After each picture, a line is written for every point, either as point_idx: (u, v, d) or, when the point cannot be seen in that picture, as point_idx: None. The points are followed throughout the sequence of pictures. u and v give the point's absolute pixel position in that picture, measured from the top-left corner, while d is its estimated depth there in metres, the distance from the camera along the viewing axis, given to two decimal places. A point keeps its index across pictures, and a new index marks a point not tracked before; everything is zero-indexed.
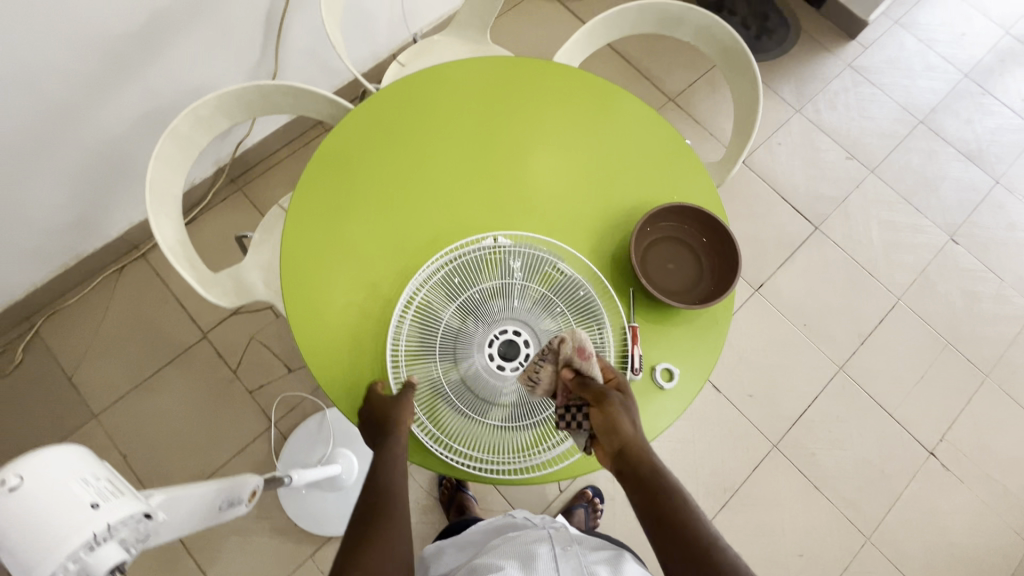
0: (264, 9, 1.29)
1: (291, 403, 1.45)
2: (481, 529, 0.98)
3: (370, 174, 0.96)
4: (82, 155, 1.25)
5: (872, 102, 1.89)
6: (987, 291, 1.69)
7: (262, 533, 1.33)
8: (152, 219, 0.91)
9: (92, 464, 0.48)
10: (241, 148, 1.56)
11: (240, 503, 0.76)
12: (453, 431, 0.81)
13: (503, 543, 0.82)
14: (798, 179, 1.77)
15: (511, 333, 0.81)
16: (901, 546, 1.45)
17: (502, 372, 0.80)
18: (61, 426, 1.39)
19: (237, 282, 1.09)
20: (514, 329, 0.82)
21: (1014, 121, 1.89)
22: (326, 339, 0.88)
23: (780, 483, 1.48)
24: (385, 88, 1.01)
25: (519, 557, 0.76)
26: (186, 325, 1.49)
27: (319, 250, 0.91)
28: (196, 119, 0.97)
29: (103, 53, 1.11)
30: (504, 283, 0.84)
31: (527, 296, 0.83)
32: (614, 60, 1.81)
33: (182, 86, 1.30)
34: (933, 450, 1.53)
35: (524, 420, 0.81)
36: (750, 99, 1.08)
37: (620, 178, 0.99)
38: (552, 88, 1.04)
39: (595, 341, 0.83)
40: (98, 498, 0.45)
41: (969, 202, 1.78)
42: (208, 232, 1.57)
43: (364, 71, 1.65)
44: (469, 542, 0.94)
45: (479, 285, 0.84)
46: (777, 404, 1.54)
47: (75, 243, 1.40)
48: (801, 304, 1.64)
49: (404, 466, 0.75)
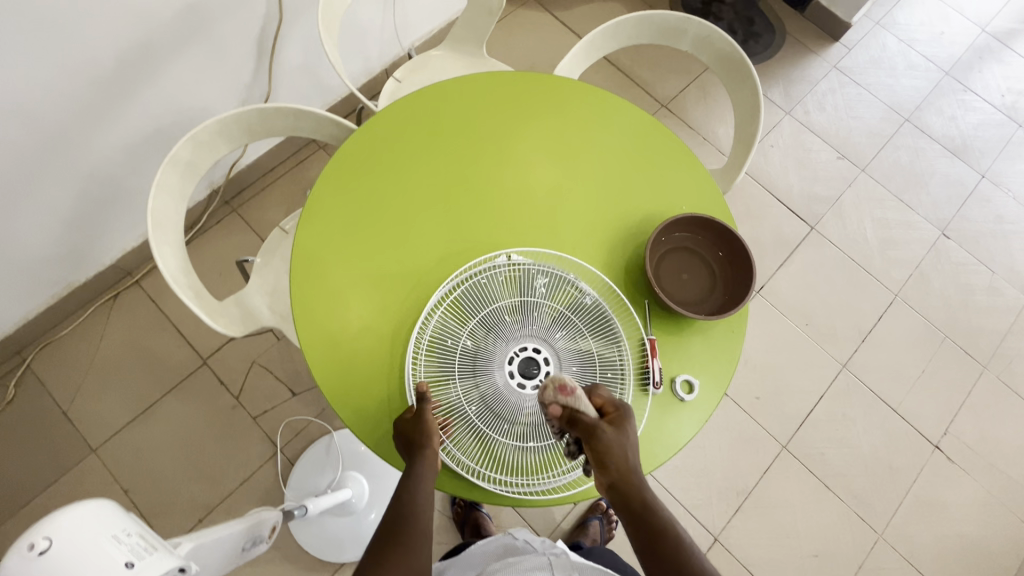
0: (257, 29, 1.27)
1: (297, 427, 1.42)
2: (482, 549, 0.91)
3: (378, 194, 0.95)
4: (74, 182, 1.22)
5: (859, 102, 1.92)
6: (979, 283, 1.72)
7: (273, 563, 1.30)
8: (154, 249, 0.89)
9: (121, 518, 0.46)
10: (235, 169, 1.54)
11: (259, 540, 0.73)
12: (473, 453, 0.78)
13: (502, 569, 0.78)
14: (791, 180, 1.79)
15: (530, 350, 0.79)
16: (912, 541, 1.47)
17: (523, 390, 0.77)
18: (59, 462, 1.35)
19: (242, 309, 1.06)
20: (534, 346, 0.80)
21: (995, 116, 1.94)
22: (342, 366, 0.86)
23: (791, 484, 1.48)
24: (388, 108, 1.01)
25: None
26: (185, 352, 1.45)
27: (329, 274, 0.90)
28: (196, 145, 0.95)
29: (95, 79, 1.09)
30: (521, 300, 0.82)
31: (545, 313, 0.82)
32: (607, 68, 1.82)
33: (174, 109, 1.27)
34: (938, 444, 1.55)
35: (545, 441, 0.78)
36: (752, 107, 1.09)
37: (630, 190, 0.99)
38: (558, 104, 1.03)
39: (614, 357, 0.83)
40: (133, 556, 0.43)
41: (957, 197, 1.82)
42: (204, 256, 1.54)
43: (357, 87, 1.63)
44: (469, 559, 0.91)
45: (496, 303, 0.82)
46: (784, 404, 1.55)
47: (68, 272, 1.36)
48: (801, 304, 1.65)
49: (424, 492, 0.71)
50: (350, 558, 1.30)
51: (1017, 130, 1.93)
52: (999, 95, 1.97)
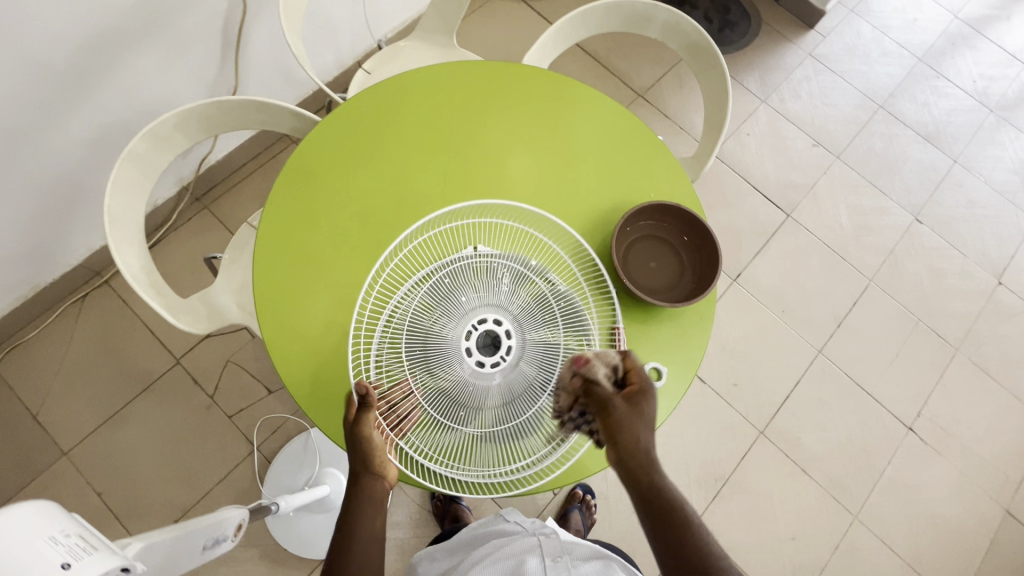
0: (220, 21, 1.24)
1: (274, 425, 1.41)
2: (470, 531, 0.91)
3: (344, 188, 0.94)
4: (33, 181, 1.19)
5: (834, 90, 1.93)
6: (952, 267, 1.75)
7: (251, 562, 1.30)
8: (113, 248, 0.87)
9: (55, 520, 0.45)
10: (205, 165, 1.51)
11: (222, 539, 0.73)
12: (428, 439, 0.75)
13: (489, 556, 0.77)
14: (767, 167, 1.80)
15: (491, 326, 0.74)
16: (887, 521, 1.49)
17: (482, 369, 0.72)
18: (29, 466, 1.32)
19: (209, 307, 1.05)
20: (496, 322, 0.75)
21: (967, 102, 1.96)
22: (307, 361, 0.87)
23: (768, 469, 1.50)
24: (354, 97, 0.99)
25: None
26: (157, 352, 1.43)
27: (292, 270, 0.90)
28: (155, 140, 0.93)
29: (49, 74, 1.06)
30: (486, 275, 0.77)
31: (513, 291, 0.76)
32: (583, 58, 1.81)
33: (137, 105, 1.24)
34: (912, 425, 1.58)
35: (505, 428, 0.73)
36: (720, 96, 1.10)
37: (598, 180, 0.99)
38: (529, 94, 1.02)
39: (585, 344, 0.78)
40: (70, 557, 0.42)
41: (930, 182, 1.84)
42: (175, 254, 1.51)
43: (328, 80, 1.61)
44: (455, 543, 0.90)
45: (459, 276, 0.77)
46: (760, 391, 1.56)
47: (33, 273, 1.34)
48: (778, 291, 1.67)
49: (365, 509, 0.69)
50: None
51: (989, 115, 1.95)
52: (971, 81, 1.99)
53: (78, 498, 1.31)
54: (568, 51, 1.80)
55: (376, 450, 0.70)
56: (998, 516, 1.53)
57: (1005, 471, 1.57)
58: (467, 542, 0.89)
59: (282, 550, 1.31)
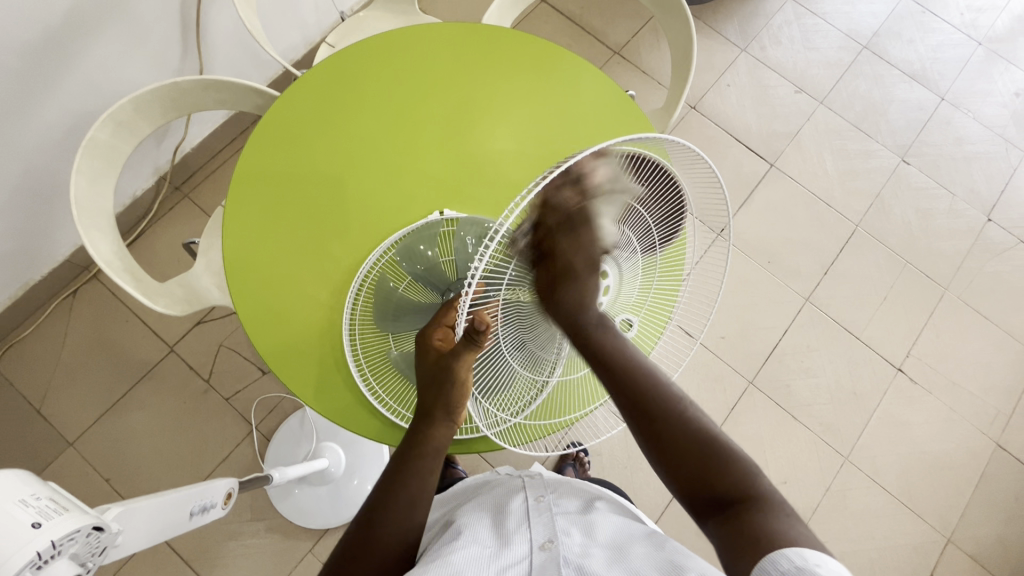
0: (177, 4, 1.22)
1: (270, 405, 1.44)
2: (464, 485, 0.91)
3: (328, 149, 0.95)
4: (7, 180, 1.19)
5: (816, 33, 1.87)
6: (940, 207, 1.73)
7: (260, 534, 1.36)
8: (84, 235, 0.89)
9: (30, 485, 0.52)
10: (180, 153, 1.50)
11: (214, 506, 0.79)
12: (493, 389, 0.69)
13: (475, 503, 0.77)
14: (749, 117, 1.77)
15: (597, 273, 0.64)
16: (876, 460, 1.53)
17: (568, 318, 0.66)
18: (39, 457, 1.37)
19: (188, 288, 1.06)
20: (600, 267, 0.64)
21: (955, 36, 1.89)
22: (282, 324, 0.90)
23: (757, 418, 1.53)
24: (336, 55, 0.98)
25: (490, 514, 0.72)
26: (150, 341, 1.46)
27: (269, 234, 0.92)
28: (115, 125, 0.93)
29: (7, 70, 1.05)
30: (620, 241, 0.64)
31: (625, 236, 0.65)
32: (555, 19, 1.77)
33: (102, 95, 1.23)
34: (900, 366, 1.59)
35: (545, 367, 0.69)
36: (686, 44, 1.08)
37: (568, 142, 0.98)
38: (501, 58, 1.00)
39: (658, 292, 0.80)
40: (40, 517, 0.48)
41: (917, 121, 1.80)
42: (160, 246, 1.53)
43: (295, 58, 1.58)
44: (449, 495, 0.91)
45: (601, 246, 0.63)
46: (749, 342, 1.58)
47: (20, 272, 1.35)
48: (764, 241, 1.66)
49: (435, 465, 0.70)
50: (331, 524, 1.35)
51: (978, 49, 1.89)
52: (959, 13, 1.91)
53: (88, 485, 1.36)
54: (538, 14, 1.76)
55: (460, 383, 0.67)
56: (988, 449, 1.55)
57: (996, 406, 1.58)
58: (464, 491, 0.88)
59: (289, 523, 1.37)
